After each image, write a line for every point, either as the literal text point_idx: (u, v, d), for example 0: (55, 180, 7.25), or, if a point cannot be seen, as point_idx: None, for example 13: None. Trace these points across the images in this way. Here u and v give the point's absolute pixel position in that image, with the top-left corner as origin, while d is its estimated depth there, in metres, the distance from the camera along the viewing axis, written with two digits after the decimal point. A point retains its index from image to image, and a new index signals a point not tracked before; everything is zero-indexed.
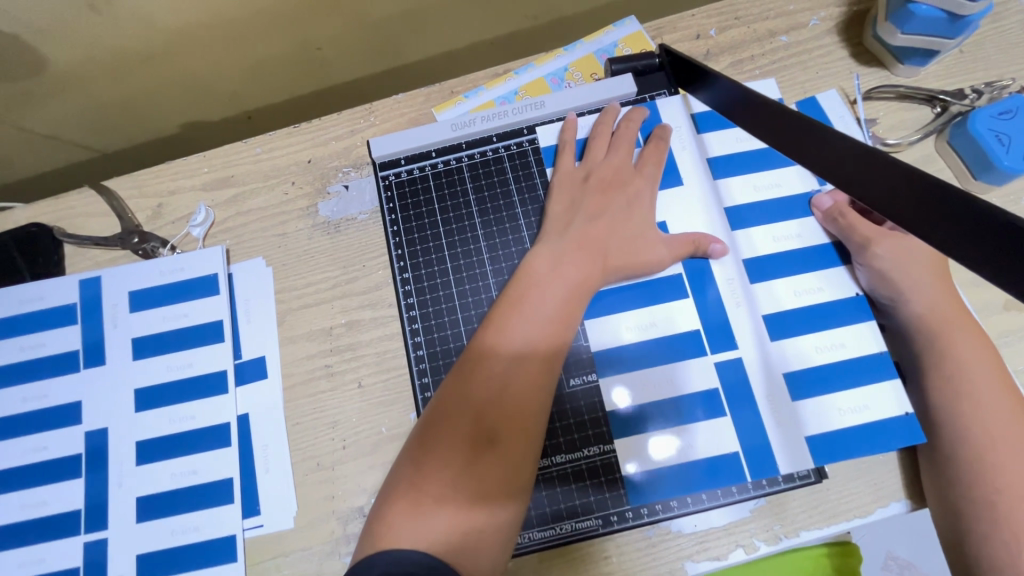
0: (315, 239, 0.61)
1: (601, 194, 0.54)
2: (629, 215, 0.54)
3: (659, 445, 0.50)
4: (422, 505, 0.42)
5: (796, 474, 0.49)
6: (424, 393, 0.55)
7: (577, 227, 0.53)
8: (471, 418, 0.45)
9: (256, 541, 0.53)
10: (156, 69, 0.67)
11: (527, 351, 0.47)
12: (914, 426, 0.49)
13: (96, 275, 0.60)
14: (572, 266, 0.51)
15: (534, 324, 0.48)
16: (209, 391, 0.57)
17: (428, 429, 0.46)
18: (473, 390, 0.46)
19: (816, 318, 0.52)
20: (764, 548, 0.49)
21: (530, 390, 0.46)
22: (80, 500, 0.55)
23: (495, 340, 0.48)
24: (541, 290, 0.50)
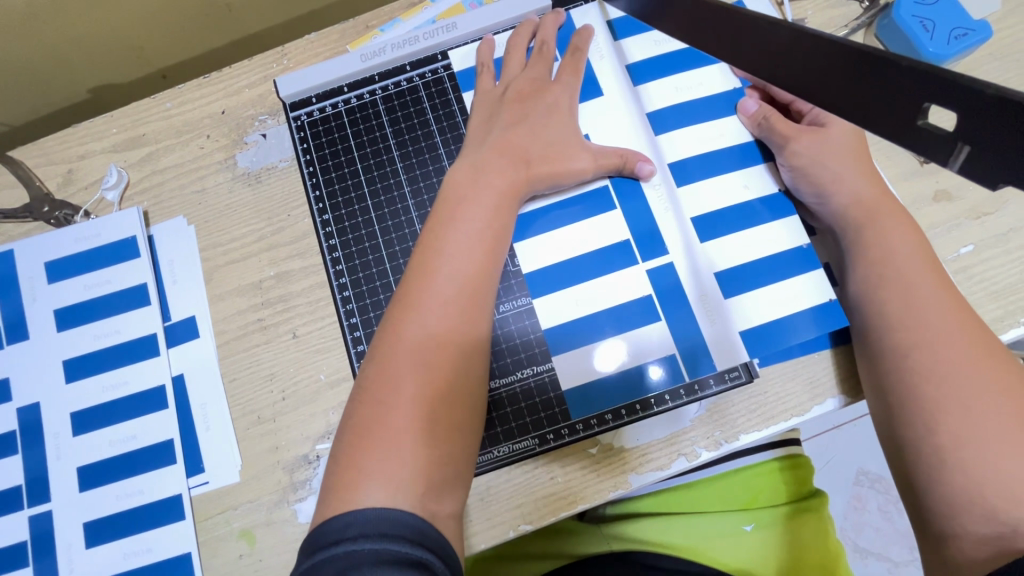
0: (236, 192, 0.59)
1: (522, 106, 0.52)
2: (550, 125, 0.52)
3: (607, 354, 0.50)
4: (378, 480, 0.39)
5: (727, 376, 0.49)
6: (354, 333, 0.54)
7: (497, 141, 0.51)
8: (409, 383, 0.42)
9: (203, 498, 0.52)
10: (47, 28, 0.63)
11: (454, 299, 0.45)
12: (835, 310, 0.49)
13: (9, 249, 0.58)
14: (495, 173, 0.49)
15: (456, 276, 0.45)
16: (140, 356, 0.55)
17: (362, 406, 0.42)
18: (403, 354, 0.43)
19: (743, 219, 0.52)
20: (705, 455, 0.49)
21: (466, 337, 0.45)
22: (19, 476, 0.54)
23: (414, 308, 0.44)
24: (466, 224, 0.47)
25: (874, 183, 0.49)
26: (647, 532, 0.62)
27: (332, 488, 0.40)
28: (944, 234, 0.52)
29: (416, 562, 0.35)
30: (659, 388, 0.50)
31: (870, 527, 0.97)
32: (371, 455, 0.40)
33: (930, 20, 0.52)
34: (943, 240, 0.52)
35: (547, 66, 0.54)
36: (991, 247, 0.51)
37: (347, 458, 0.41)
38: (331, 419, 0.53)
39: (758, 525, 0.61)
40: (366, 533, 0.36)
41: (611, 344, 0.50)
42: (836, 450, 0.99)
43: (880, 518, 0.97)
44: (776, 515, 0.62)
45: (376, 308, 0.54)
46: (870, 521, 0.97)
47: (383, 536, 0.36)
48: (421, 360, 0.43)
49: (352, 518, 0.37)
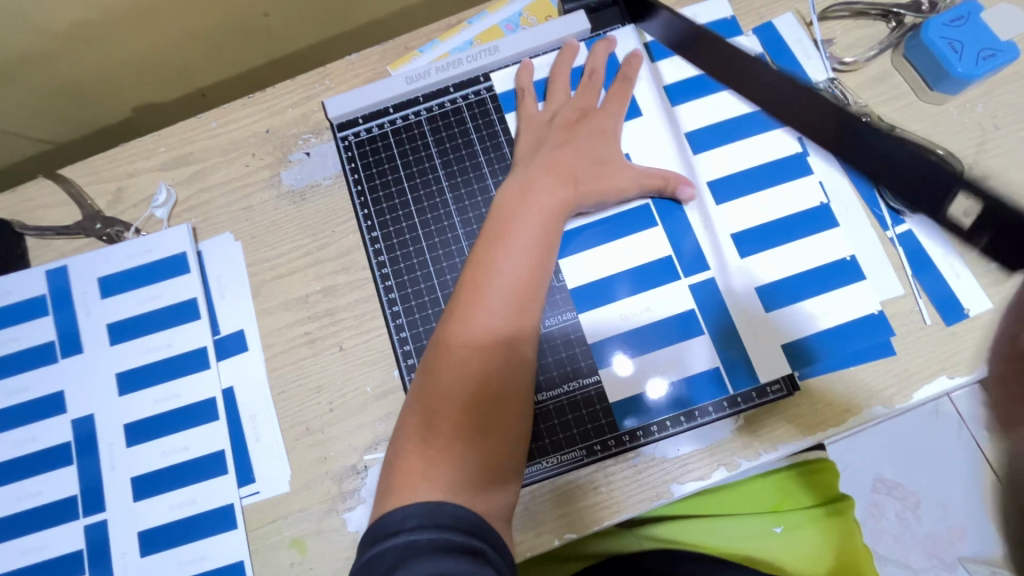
0: (281, 208, 0.61)
1: (570, 128, 0.54)
2: (596, 145, 0.54)
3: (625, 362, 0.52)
4: (438, 479, 0.41)
5: (768, 389, 0.51)
6: (403, 347, 0.56)
7: (546, 158, 0.53)
8: (465, 384, 0.44)
9: (254, 507, 0.54)
10: (98, 50, 0.65)
11: (508, 304, 0.47)
12: (879, 321, 0.52)
13: (63, 264, 0.59)
14: (544, 189, 0.51)
15: (509, 287, 0.47)
16: (191, 368, 0.57)
17: (421, 403, 0.44)
18: (460, 357, 0.45)
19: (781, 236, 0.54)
20: (745, 465, 0.51)
21: (518, 343, 0.46)
22: (74, 486, 0.55)
23: (469, 314, 0.46)
24: (518, 236, 0.49)
25: None
26: (680, 535, 0.63)
27: (388, 488, 0.42)
28: None
29: (472, 553, 0.36)
30: (703, 400, 0.51)
31: (889, 534, 0.97)
32: (431, 453, 0.42)
33: (959, 41, 0.54)
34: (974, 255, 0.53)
35: (594, 93, 0.57)
36: None
37: (407, 453, 0.43)
38: (379, 430, 0.54)
39: (787, 526, 0.63)
40: (422, 524, 0.37)
41: (654, 358, 0.52)
42: (854, 459, 1.00)
43: (897, 524, 0.97)
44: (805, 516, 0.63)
45: (424, 321, 0.56)
46: (889, 528, 0.98)
47: (437, 526, 0.37)
48: (477, 362, 0.45)
49: (401, 516, 0.38)
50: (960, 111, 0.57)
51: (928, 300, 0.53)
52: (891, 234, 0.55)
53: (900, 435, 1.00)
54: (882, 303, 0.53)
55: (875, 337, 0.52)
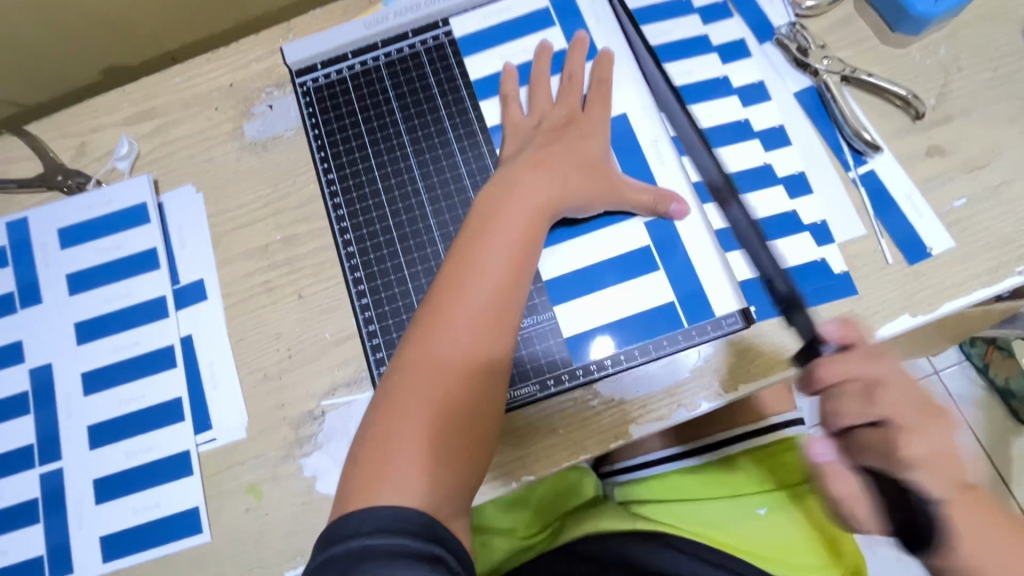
0: (243, 160, 0.61)
1: (558, 131, 0.53)
2: (583, 146, 0.52)
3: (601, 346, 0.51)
4: (404, 485, 0.40)
5: (723, 321, 0.51)
6: (357, 286, 0.55)
7: (533, 159, 0.51)
8: (436, 406, 0.43)
9: (210, 454, 0.53)
10: (65, 8, 0.65)
11: (482, 318, 0.45)
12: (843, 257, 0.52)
13: (23, 217, 0.59)
14: (530, 190, 0.49)
15: (489, 294, 0.46)
16: (151, 318, 0.56)
17: (386, 423, 0.43)
18: (431, 378, 0.43)
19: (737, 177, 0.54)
20: (705, 406, 0.50)
21: (492, 360, 0.45)
22: (31, 435, 0.55)
23: (445, 318, 0.45)
24: (499, 244, 0.47)
25: None
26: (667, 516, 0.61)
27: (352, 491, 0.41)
28: (937, 188, 0.53)
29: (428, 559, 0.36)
30: (659, 334, 0.51)
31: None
32: (397, 460, 0.41)
33: None
34: (937, 194, 0.53)
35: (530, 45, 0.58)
36: (985, 200, 0.52)
37: (373, 453, 0.42)
38: (336, 376, 0.54)
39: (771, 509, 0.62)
40: (378, 530, 0.37)
41: (610, 295, 0.52)
42: None
43: None
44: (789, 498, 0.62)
45: (379, 262, 0.56)
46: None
47: (395, 531, 0.37)
48: (448, 382, 0.44)
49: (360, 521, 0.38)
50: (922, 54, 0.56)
51: (891, 240, 0.52)
52: (853, 174, 0.54)
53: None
54: (840, 243, 0.53)
55: (830, 274, 0.52)
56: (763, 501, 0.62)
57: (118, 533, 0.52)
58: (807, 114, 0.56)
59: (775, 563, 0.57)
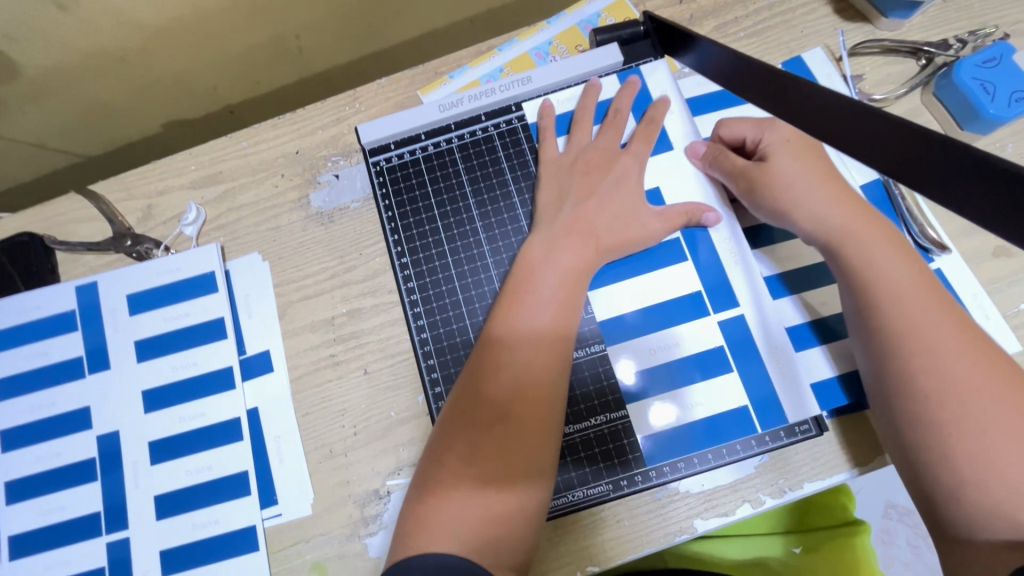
0: (309, 230, 0.61)
1: (593, 182, 0.56)
2: (619, 195, 0.55)
3: (661, 413, 0.52)
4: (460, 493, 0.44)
5: (797, 429, 0.51)
6: (430, 375, 0.56)
7: (570, 210, 0.55)
8: (503, 394, 0.47)
9: (275, 530, 0.54)
10: (133, 69, 0.66)
11: (544, 318, 0.50)
12: None
13: (92, 281, 0.60)
14: (565, 251, 0.53)
15: (535, 317, 0.50)
16: (217, 388, 0.57)
17: (461, 409, 0.47)
18: (502, 368, 0.48)
19: (804, 276, 0.55)
20: (770, 502, 0.51)
21: (555, 357, 0.49)
22: (98, 503, 0.56)
23: (494, 340, 0.49)
24: (555, 260, 0.52)
25: (906, 259, 0.48)
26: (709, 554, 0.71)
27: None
28: (1004, 290, 0.54)
29: None
30: (733, 437, 0.51)
31: (900, 561, 0.99)
32: (452, 467, 0.45)
33: (991, 83, 0.54)
34: (1003, 296, 0.53)
35: (619, 132, 0.58)
36: None
37: (431, 466, 0.47)
38: (402, 456, 0.55)
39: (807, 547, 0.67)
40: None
41: (683, 395, 0.52)
42: (868, 485, 1.00)
43: (909, 552, 0.99)
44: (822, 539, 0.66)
45: (452, 351, 0.56)
46: (899, 556, 0.99)
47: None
48: (513, 375, 0.48)
49: (418, 560, 0.41)
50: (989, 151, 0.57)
51: None
52: None
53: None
54: None
55: None
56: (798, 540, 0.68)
57: None
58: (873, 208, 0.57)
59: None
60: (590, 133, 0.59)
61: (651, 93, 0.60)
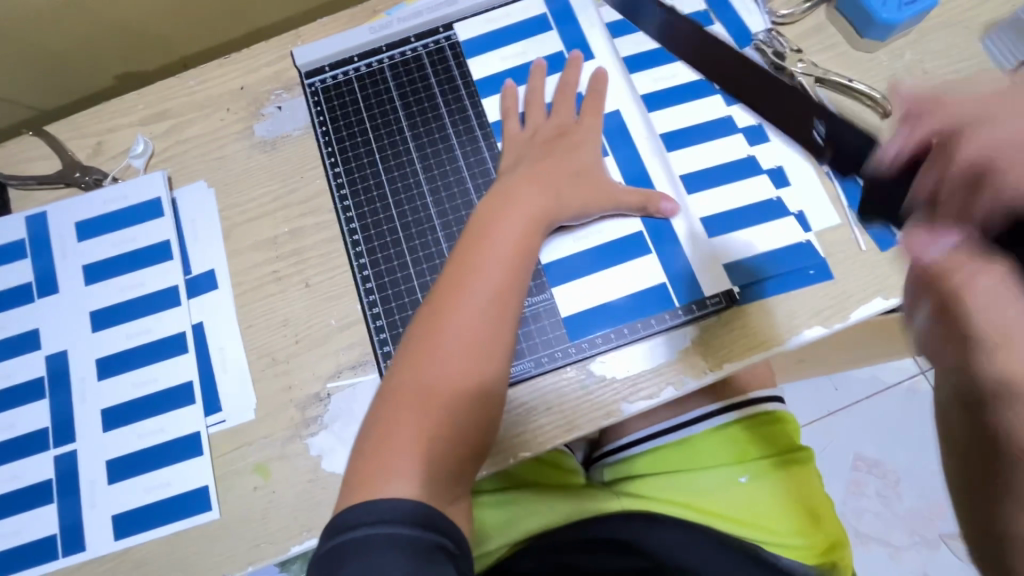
0: (254, 158, 0.64)
1: (549, 143, 0.58)
2: (571, 158, 0.57)
3: (583, 299, 0.55)
4: (413, 451, 0.44)
5: (708, 302, 0.54)
6: (362, 272, 0.59)
7: (527, 170, 0.56)
8: (456, 356, 0.47)
9: (219, 434, 0.55)
10: (83, 17, 0.69)
11: (479, 325, 0.48)
12: (824, 266, 0.55)
13: (42, 211, 0.62)
14: (519, 208, 0.53)
15: (490, 279, 0.49)
16: (165, 305, 0.59)
17: (396, 388, 0.46)
18: (458, 327, 0.47)
19: (734, 170, 0.58)
20: (691, 383, 0.53)
21: (505, 327, 0.49)
22: (46, 419, 0.57)
23: (454, 301, 0.48)
24: (510, 218, 0.52)
25: None
26: (653, 491, 0.65)
27: (352, 485, 0.43)
28: None
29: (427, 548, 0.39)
30: (651, 310, 0.54)
31: (869, 511, 1.11)
32: (405, 430, 0.44)
33: None
34: None
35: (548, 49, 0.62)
36: None
37: (378, 428, 0.45)
38: (342, 359, 0.56)
39: (753, 475, 0.65)
40: (372, 523, 0.39)
41: (608, 276, 0.55)
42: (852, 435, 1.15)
43: (878, 502, 1.11)
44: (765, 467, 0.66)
45: (383, 249, 0.59)
46: (869, 507, 1.11)
47: (393, 523, 0.39)
48: (448, 382, 0.46)
49: (364, 509, 0.40)
50: (889, 58, 0.61)
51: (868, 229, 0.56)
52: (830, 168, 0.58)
53: (880, 414, 1.16)
54: (818, 232, 0.56)
55: (813, 257, 0.55)
56: (745, 469, 0.66)
57: (129, 512, 0.54)
58: None
59: (754, 528, 0.62)
60: (545, 112, 0.60)
61: (579, 16, 0.63)
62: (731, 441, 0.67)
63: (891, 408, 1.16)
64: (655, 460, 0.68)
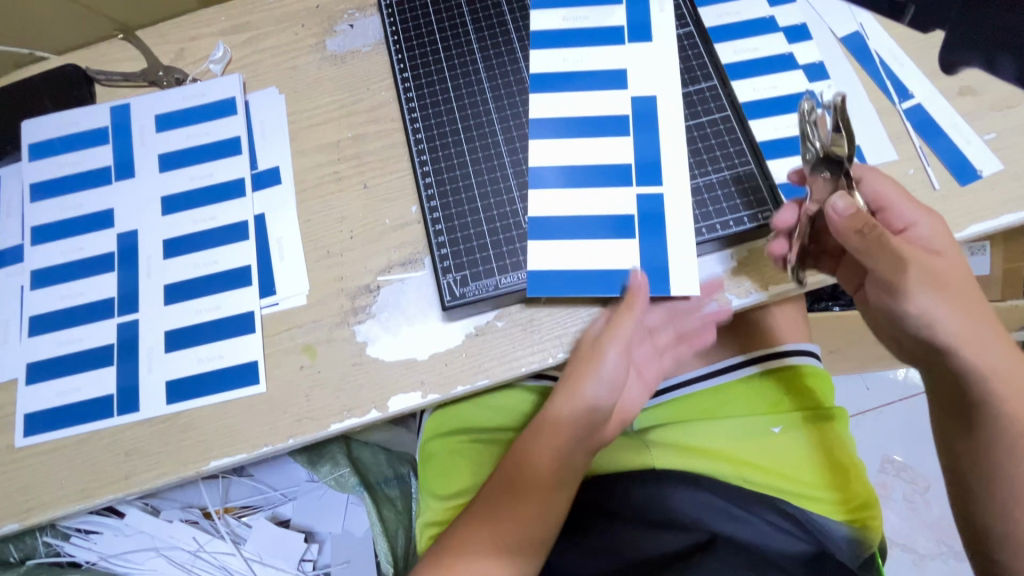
0: (324, 69, 0.67)
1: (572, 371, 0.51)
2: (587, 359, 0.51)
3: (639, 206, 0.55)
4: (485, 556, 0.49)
5: (759, 215, 0.54)
6: (422, 169, 0.60)
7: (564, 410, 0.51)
8: (538, 474, 0.51)
9: (272, 316, 0.58)
10: None
11: (557, 450, 0.51)
12: None
13: (126, 103, 0.66)
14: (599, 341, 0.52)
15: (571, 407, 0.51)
16: (231, 195, 0.62)
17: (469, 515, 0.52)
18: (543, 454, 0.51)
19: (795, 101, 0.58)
20: (736, 301, 0.54)
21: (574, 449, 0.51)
22: (113, 289, 0.60)
23: (540, 427, 0.52)
24: (590, 353, 0.52)
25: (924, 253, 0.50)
26: (677, 435, 0.64)
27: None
28: (975, 120, 0.57)
29: None
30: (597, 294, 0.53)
31: (896, 515, 1.07)
32: (479, 539, 0.50)
33: None
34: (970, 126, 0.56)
35: None
36: (1016, 134, 0.55)
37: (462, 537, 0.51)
38: (393, 256, 0.59)
39: (784, 427, 0.64)
40: None
41: (589, 243, 0.54)
42: (884, 434, 1.12)
43: (905, 505, 1.07)
44: (795, 420, 0.65)
45: (445, 148, 0.61)
46: (895, 510, 1.07)
47: None
48: (520, 499, 0.51)
49: None
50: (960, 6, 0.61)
51: (940, 164, 0.55)
52: (900, 107, 0.58)
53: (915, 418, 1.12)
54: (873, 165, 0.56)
55: None
56: (776, 421, 0.65)
57: (182, 379, 0.56)
58: (850, 52, 0.60)
59: (781, 480, 0.61)
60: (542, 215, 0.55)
61: None
62: (762, 393, 0.67)
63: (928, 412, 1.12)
64: (681, 408, 0.68)
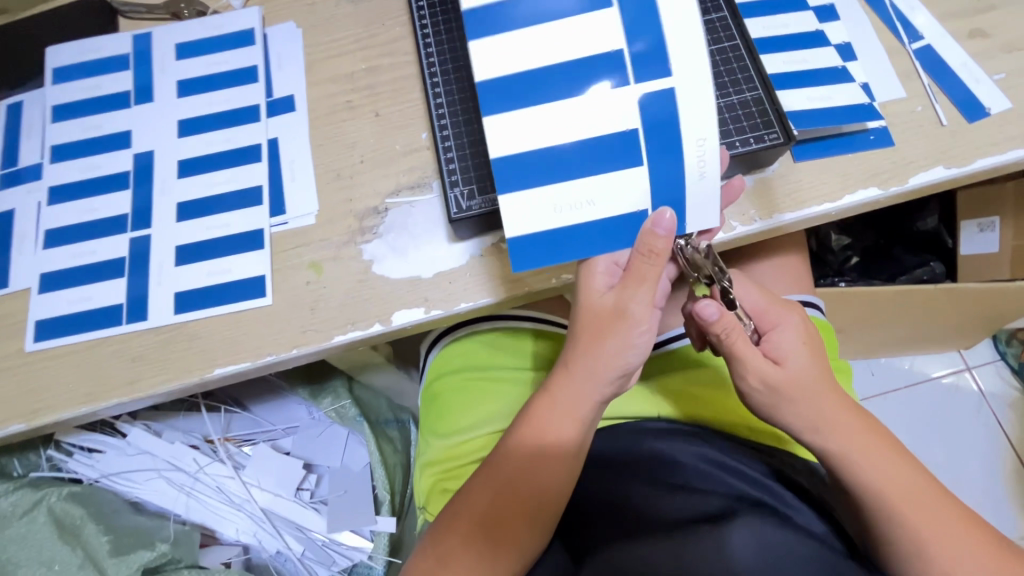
0: (341, 5, 0.68)
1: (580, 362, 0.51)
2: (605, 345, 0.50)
3: None
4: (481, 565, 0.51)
5: (766, 138, 0.52)
6: (433, 86, 0.60)
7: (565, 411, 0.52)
8: (534, 481, 0.52)
9: (281, 234, 0.59)
10: None
11: (554, 456, 0.52)
12: (886, 133, 0.55)
13: (148, 32, 0.68)
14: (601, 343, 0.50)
15: (569, 415, 0.52)
16: (245, 120, 0.63)
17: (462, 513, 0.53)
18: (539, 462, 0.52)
19: (805, 39, 0.58)
20: (740, 229, 0.54)
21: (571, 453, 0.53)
22: (127, 206, 0.62)
23: (539, 436, 0.52)
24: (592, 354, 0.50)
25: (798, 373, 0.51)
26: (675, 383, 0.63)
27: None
28: (985, 62, 0.57)
29: None
30: (597, 252, 0.48)
31: None
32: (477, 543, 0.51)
33: None
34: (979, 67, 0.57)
35: None
36: None
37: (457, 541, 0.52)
38: (402, 180, 0.59)
39: None
40: None
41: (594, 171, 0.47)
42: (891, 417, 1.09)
43: None
44: None
45: (456, 67, 0.60)
46: None
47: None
48: (518, 504, 0.52)
49: None
50: None
51: (950, 101, 0.55)
52: (909, 48, 0.58)
53: (922, 403, 1.10)
54: (881, 102, 0.56)
55: (875, 120, 0.55)
56: None
57: (191, 291, 0.57)
58: None
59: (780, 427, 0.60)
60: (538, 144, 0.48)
61: None
62: None
63: (935, 398, 1.10)
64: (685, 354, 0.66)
